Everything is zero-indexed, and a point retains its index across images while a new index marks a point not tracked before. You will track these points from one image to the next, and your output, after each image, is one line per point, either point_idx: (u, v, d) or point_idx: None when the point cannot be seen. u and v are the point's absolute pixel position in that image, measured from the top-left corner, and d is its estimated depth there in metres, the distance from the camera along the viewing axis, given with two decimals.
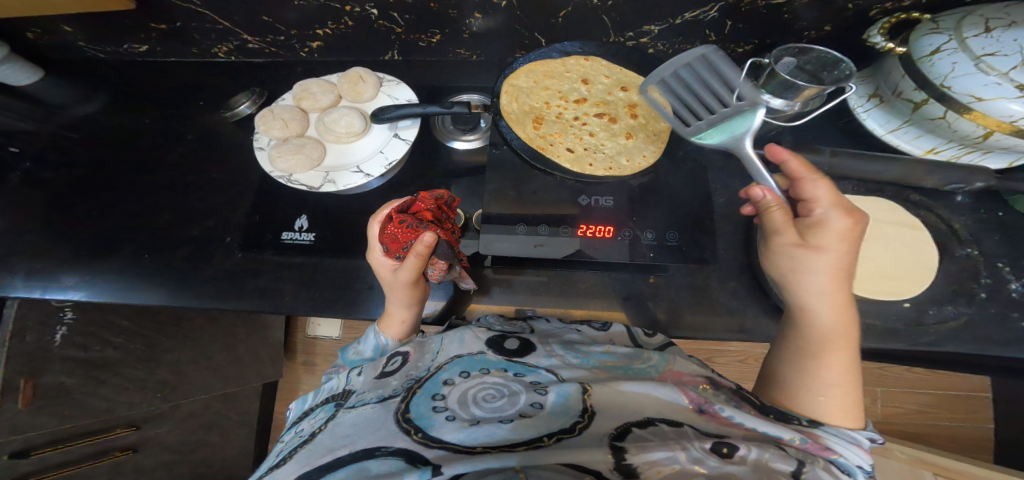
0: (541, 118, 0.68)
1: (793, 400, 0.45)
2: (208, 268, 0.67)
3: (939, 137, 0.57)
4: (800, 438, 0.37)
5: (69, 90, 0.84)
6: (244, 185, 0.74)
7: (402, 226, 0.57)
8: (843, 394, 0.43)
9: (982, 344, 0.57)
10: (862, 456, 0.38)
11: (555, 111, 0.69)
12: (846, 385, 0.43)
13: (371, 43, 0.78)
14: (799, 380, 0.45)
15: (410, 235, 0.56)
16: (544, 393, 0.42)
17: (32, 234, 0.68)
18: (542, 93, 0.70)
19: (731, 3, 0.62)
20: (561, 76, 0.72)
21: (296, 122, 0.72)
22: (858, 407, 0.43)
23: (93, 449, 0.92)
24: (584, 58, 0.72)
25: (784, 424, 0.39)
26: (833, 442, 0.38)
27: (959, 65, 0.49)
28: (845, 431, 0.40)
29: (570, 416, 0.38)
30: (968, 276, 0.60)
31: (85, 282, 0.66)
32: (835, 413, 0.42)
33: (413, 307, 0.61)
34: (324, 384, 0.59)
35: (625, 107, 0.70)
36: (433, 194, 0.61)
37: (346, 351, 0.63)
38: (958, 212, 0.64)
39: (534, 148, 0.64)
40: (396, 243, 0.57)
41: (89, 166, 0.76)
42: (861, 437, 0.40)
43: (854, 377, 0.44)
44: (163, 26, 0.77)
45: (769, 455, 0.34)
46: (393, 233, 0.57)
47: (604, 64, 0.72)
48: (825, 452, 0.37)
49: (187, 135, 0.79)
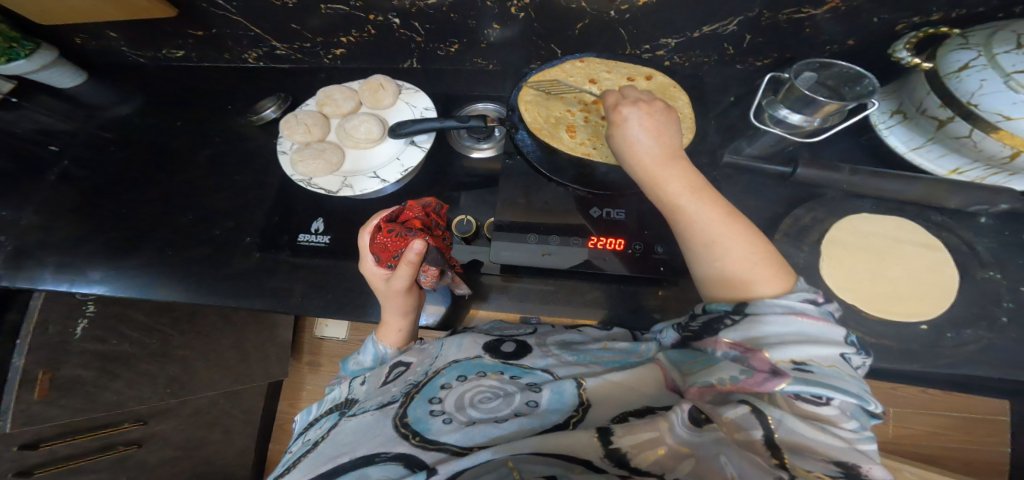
0: (572, 126, 0.67)
1: (709, 286, 0.43)
2: (227, 266, 0.69)
3: (963, 156, 0.56)
4: (734, 377, 0.34)
5: (107, 93, 0.88)
6: (264, 187, 0.76)
7: (392, 235, 0.58)
8: (739, 259, 0.41)
9: (1005, 369, 0.55)
10: (813, 327, 0.35)
11: (568, 122, 0.67)
12: (734, 245, 0.41)
13: (392, 50, 0.80)
14: (699, 266, 0.44)
15: (400, 243, 0.57)
16: (538, 392, 0.43)
17: (64, 229, 0.71)
18: (557, 102, 0.69)
19: (752, 16, 0.62)
20: (565, 81, 0.70)
21: (319, 127, 0.74)
22: (770, 275, 0.39)
23: (99, 443, 0.95)
24: (579, 61, 0.71)
25: (723, 364, 0.36)
26: (785, 350, 0.33)
27: (987, 82, 0.48)
28: (768, 304, 0.37)
29: (564, 411, 0.40)
30: (988, 300, 0.58)
31: (109, 276, 0.68)
32: (743, 282, 0.40)
33: (408, 315, 0.62)
34: (328, 396, 0.59)
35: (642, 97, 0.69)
36: (421, 203, 0.62)
37: (347, 362, 0.63)
38: (980, 234, 0.62)
39: (581, 156, 0.63)
40: (387, 252, 0.58)
41: (120, 164, 0.79)
42: (803, 306, 0.36)
43: (740, 231, 0.42)
44: (199, 33, 0.80)
45: (730, 424, 0.33)
46: (384, 243, 0.58)
47: (599, 62, 0.71)
48: (774, 382, 0.32)
49: (213, 137, 0.82)
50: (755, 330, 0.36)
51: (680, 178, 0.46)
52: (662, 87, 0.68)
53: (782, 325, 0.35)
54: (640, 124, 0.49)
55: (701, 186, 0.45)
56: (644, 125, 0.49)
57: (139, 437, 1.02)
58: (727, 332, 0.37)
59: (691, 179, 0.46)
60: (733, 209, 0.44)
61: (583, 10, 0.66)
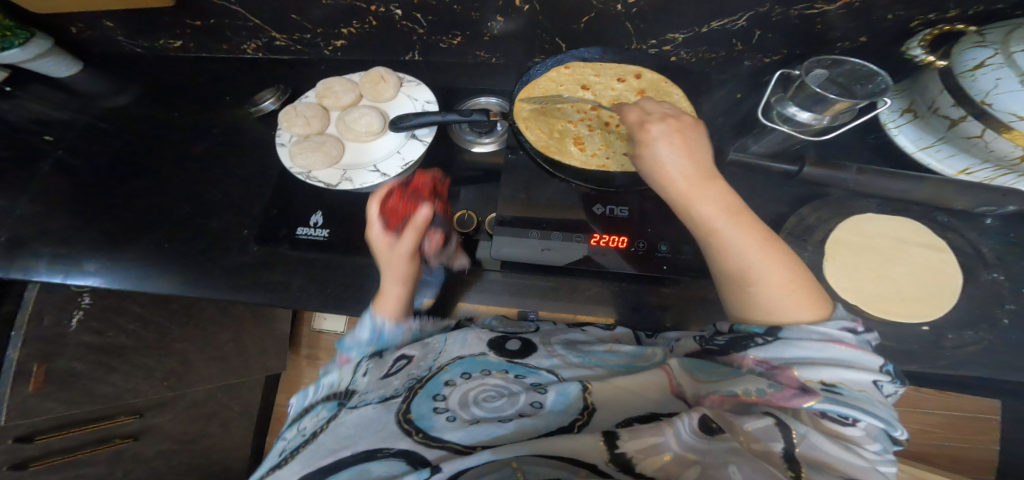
0: (578, 137, 0.67)
1: (738, 309, 0.44)
2: (224, 260, 0.68)
3: (974, 157, 0.55)
4: (761, 390, 0.35)
5: (103, 82, 0.86)
6: (262, 179, 0.75)
7: (403, 200, 0.63)
8: (775, 284, 0.41)
9: (1008, 371, 0.55)
10: (850, 354, 0.35)
11: (572, 135, 0.67)
12: (771, 270, 0.41)
13: (394, 43, 0.79)
14: (732, 288, 0.44)
15: (410, 207, 0.63)
16: (544, 392, 0.43)
17: (58, 220, 0.70)
18: (557, 114, 0.69)
19: (761, 12, 0.61)
20: (560, 91, 0.71)
21: (318, 119, 0.73)
22: (807, 302, 0.40)
23: (98, 436, 0.96)
24: (564, 67, 0.71)
25: (746, 377, 0.37)
26: (813, 371, 0.34)
27: (1003, 80, 0.47)
28: (803, 330, 0.37)
29: (569, 415, 0.39)
30: (991, 302, 0.58)
31: (103, 268, 0.67)
32: (777, 307, 0.40)
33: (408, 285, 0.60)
34: (329, 378, 0.59)
35: (633, 94, 0.70)
36: (429, 173, 0.69)
37: (345, 340, 0.61)
38: (985, 235, 0.62)
39: (597, 169, 0.62)
40: (396, 215, 0.62)
41: (116, 155, 0.78)
42: (841, 334, 0.37)
43: (777, 257, 0.42)
44: (197, 23, 0.78)
45: (750, 433, 0.33)
46: (394, 206, 0.63)
47: (585, 65, 0.71)
48: (800, 400, 0.33)
49: (211, 129, 0.81)
50: (787, 352, 0.36)
51: (716, 198, 0.45)
52: (653, 84, 0.69)
53: (818, 349, 0.36)
54: (665, 139, 0.49)
55: (739, 208, 0.45)
56: (672, 141, 0.49)
57: (136, 430, 1.02)
58: (755, 349, 0.38)
59: (727, 200, 0.45)
60: (771, 234, 0.44)
61: (590, 4, 0.65)
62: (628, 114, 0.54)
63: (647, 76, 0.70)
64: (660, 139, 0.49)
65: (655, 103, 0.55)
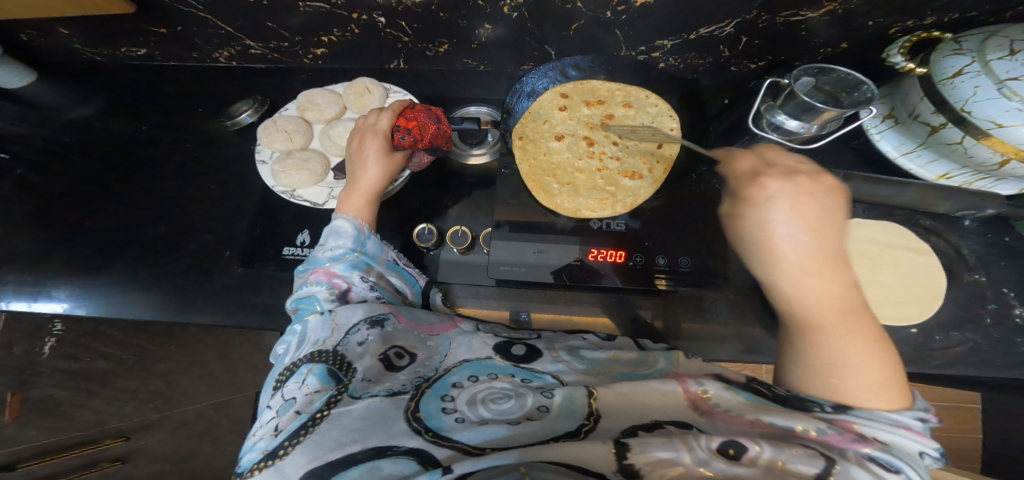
0: (622, 172, 0.66)
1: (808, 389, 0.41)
2: (207, 282, 0.65)
3: (954, 162, 0.57)
4: (819, 429, 0.34)
5: (60, 94, 0.81)
6: (243, 196, 0.72)
7: (415, 125, 0.62)
8: (860, 374, 0.38)
9: (989, 368, 0.57)
10: (918, 440, 0.34)
11: (616, 172, 0.66)
12: (859, 366, 0.38)
13: (377, 51, 0.76)
14: (801, 360, 0.42)
15: (415, 134, 0.62)
16: (551, 396, 0.43)
17: (20, 246, 0.66)
18: (576, 174, 0.67)
19: (748, 19, 0.61)
20: (550, 158, 0.67)
21: (300, 134, 0.71)
22: (886, 389, 0.37)
23: (82, 461, 1.10)
24: (519, 140, 0.67)
25: (802, 416, 0.35)
26: (870, 429, 0.34)
27: (981, 88, 0.48)
28: (874, 412, 0.36)
29: (576, 419, 0.39)
30: (975, 302, 0.60)
31: (73, 296, 0.63)
32: (847, 391, 0.38)
33: (372, 203, 0.59)
34: (312, 330, 0.48)
35: (582, 106, 0.69)
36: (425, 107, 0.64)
37: (313, 255, 0.55)
38: (966, 237, 0.64)
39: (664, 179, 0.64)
40: (408, 142, 0.62)
41: (81, 173, 0.73)
42: (908, 420, 0.36)
43: (870, 352, 0.39)
44: (163, 30, 0.74)
45: (787, 456, 0.31)
46: (406, 133, 0.61)
47: (529, 129, 0.69)
48: (857, 445, 0.33)
49: (185, 143, 0.77)
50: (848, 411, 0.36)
51: (827, 285, 0.40)
52: (581, 90, 0.70)
53: (881, 416, 0.35)
54: (787, 198, 0.42)
55: (850, 305, 0.40)
56: (800, 208, 0.41)
57: (122, 453, 1.14)
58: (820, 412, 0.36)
59: (835, 291, 0.40)
60: (876, 332, 0.41)
61: (578, 11, 0.64)
62: (740, 160, 0.47)
63: (568, 88, 0.70)
64: (773, 197, 0.42)
65: (781, 154, 0.47)
